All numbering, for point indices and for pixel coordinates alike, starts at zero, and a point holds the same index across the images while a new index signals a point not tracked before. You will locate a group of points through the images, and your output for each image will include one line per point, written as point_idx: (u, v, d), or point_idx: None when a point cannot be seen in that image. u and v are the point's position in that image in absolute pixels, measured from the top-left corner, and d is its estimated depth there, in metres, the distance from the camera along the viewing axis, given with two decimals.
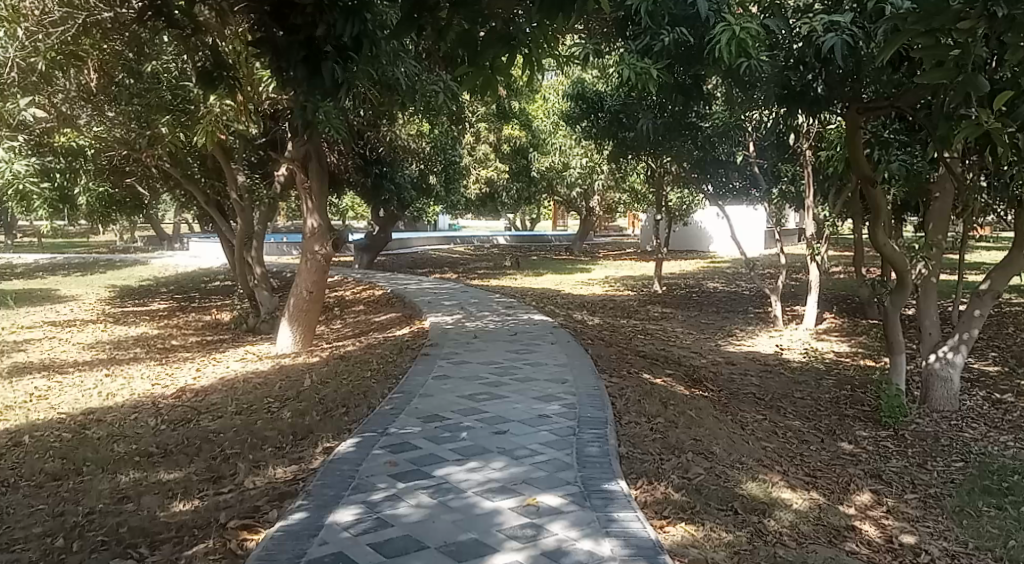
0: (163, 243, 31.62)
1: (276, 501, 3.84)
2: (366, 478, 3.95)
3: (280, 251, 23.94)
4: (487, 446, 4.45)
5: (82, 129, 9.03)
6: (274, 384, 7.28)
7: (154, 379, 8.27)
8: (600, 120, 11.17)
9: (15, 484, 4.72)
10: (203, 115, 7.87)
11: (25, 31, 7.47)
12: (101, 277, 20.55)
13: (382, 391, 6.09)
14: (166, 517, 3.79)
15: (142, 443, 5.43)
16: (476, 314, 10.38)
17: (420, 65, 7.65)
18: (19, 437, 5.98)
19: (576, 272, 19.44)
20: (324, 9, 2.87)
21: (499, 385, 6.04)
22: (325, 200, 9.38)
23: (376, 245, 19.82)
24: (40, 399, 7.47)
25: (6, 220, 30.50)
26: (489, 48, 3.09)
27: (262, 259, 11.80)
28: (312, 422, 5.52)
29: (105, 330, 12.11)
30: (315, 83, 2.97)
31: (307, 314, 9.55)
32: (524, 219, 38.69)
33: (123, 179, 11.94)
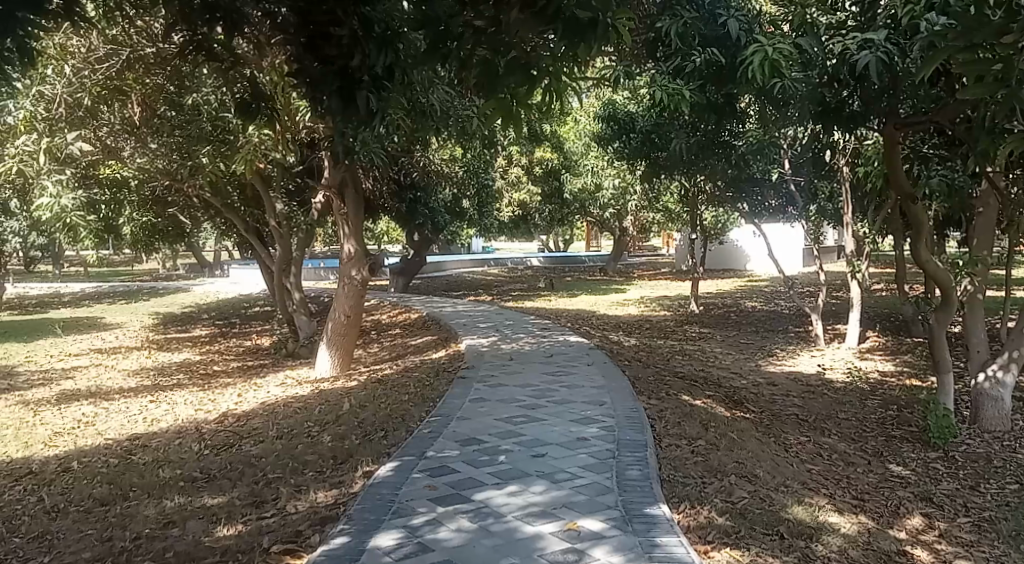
0: (203, 270, 32.28)
1: (318, 525, 3.88)
2: (407, 502, 3.96)
3: (318, 276, 24.30)
4: (526, 470, 4.44)
5: (126, 161, 9.37)
6: (314, 409, 7.36)
7: (198, 405, 8.39)
8: (631, 140, 11.21)
9: (65, 509, 4.82)
10: (242, 145, 8.02)
11: (72, 68, 7.89)
12: (145, 305, 20.95)
13: (420, 415, 6.11)
14: (211, 542, 3.83)
15: (187, 469, 5.52)
16: (511, 336, 10.39)
17: (453, 92, 7.80)
18: (68, 463, 6.12)
19: (611, 293, 19.34)
20: (359, 40, 3.07)
21: (536, 407, 6.02)
22: (361, 226, 9.44)
23: (411, 269, 19.99)
24: (87, 425, 7.62)
25: (54, 251, 31.54)
26: (509, 75, 3.30)
27: (300, 284, 11.98)
28: (352, 446, 5.56)
29: (150, 356, 12.36)
30: (349, 111, 3.17)
31: (345, 337, 9.65)
32: (557, 240, 38.76)
33: (166, 209, 11.89)
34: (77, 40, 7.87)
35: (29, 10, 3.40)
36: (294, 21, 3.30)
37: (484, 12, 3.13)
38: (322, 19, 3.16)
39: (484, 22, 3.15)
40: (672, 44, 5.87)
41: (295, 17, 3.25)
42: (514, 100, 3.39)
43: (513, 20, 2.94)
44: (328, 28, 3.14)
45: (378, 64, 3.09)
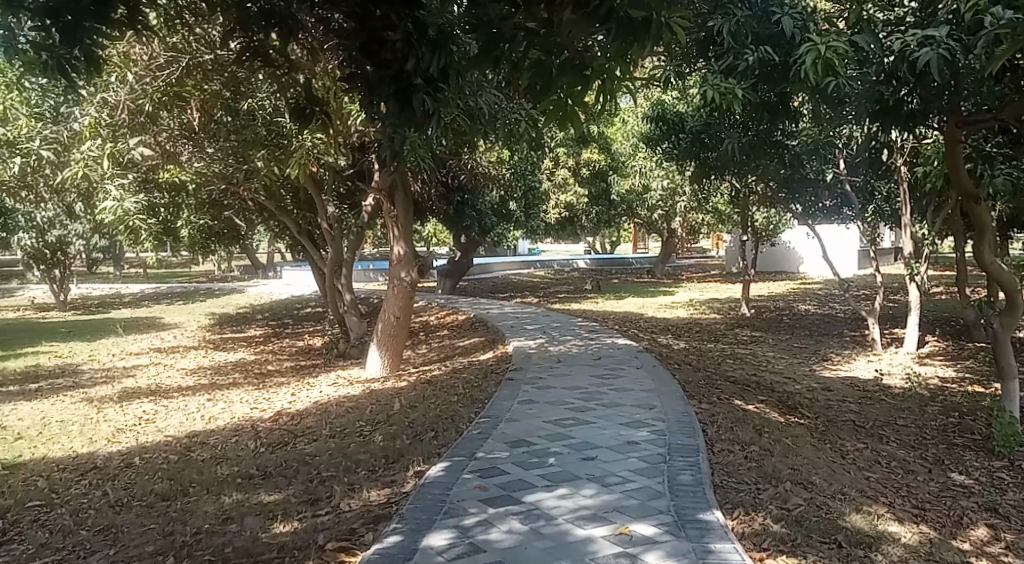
0: (257, 272, 33.00)
1: (371, 523, 3.94)
2: (458, 502, 3.99)
3: (366, 277, 24.63)
4: (577, 473, 4.43)
5: (184, 165, 9.50)
6: (365, 408, 7.46)
7: (253, 403, 8.59)
8: (680, 141, 11.11)
9: (128, 504, 4.98)
10: (296, 149, 8.18)
11: (135, 76, 8.14)
12: (201, 306, 21.49)
13: (469, 416, 6.15)
14: (268, 538, 3.93)
15: (243, 466, 5.65)
16: (559, 338, 10.39)
17: (503, 95, 7.83)
18: (131, 459, 6.32)
19: (660, 295, 19.16)
20: (414, 43, 3.11)
21: (586, 410, 6.00)
22: (410, 228, 9.52)
23: (458, 271, 20.11)
24: (148, 422, 7.86)
25: (115, 253, 32.57)
26: (562, 76, 3.30)
27: (351, 286, 12.16)
28: (403, 445, 5.63)
29: (207, 356, 12.69)
30: (406, 114, 3.23)
31: (394, 338, 9.76)
32: (604, 242, 38.60)
33: (222, 212, 12.23)
34: (139, 48, 8.10)
35: (97, 20, 3.66)
36: (352, 25, 3.39)
37: (537, 14, 3.15)
38: (378, 25, 3.23)
39: (537, 23, 3.16)
40: (724, 43, 5.74)
41: (353, 21, 3.34)
42: (569, 99, 3.49)
43: (566, 19, 3.02)
44: (383, 33, 3.21)
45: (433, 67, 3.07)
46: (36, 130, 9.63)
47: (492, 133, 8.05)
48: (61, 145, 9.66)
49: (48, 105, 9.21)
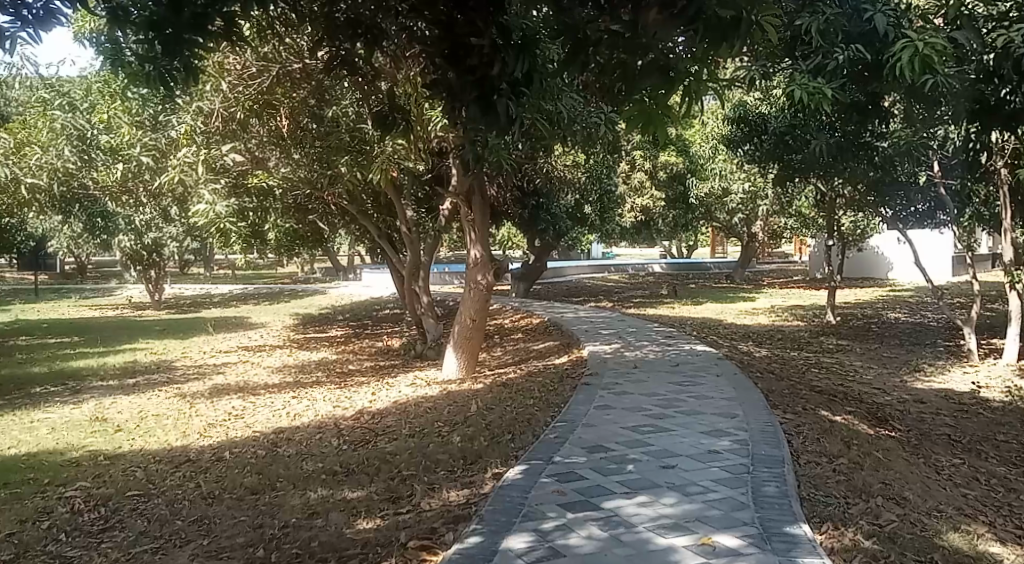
0: (338, 274, 33.91)
1: (451, 523, 4.01)
2: (537, 506, 4.00)
3: (442, 280, 24.98)
4: (657, 481, 4.37)
5: (272, 170, 9.72)
6: (443, 409, 7.56)
7: (335, 401, 8.83)
8: (764, 143, 10.86)
9: (220, 496, 5.19)
10: (378, 155, 8.38)
11: (229, 85, 8.53)
12: (285, 306, 22.21)
13: (546, 420, 6.16)
14: (353, 534, 4.05)
15: (328, 462, 5.82)
16: (635, 343, 10.28)
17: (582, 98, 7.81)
18: (222, 453, 6.59)
19: (740, 301, 18.72)
20: (499, 48, 3.20)
21: (664, 417, 5.93)
22: (487, 232, 9.58)
23: (533, 275, 20.14)
24: (237, 417, 8.18)
25: (205, 255, 34.03)
26: (646, 77, 3.31)
27: (429, 288, 12.34)
28: (481, 447, 5.68)
29: (291, 355, 13.12)
30: (490, 118, 3.30)
31: (470, 340, 9.85)
32: (681, 246, 38.05)
33: (306, 216, 12.63)
34: (233, 59, 8.46)
35: (195, 32, 3.86)
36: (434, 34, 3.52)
37: (622, 18, 3.09)
38: (463, 31, 3.30)
39: (621, 27, 3.11)
40: (813, 41, 5.67)
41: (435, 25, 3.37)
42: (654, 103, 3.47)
43: (650, 21, 2.91)
44: (466, 40, 3.29)
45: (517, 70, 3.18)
46: (138, 139, 10.19)
47: (571, 136, 8.05)
48: (159, 152, 10.16)
49: (147, 114, 9.70)
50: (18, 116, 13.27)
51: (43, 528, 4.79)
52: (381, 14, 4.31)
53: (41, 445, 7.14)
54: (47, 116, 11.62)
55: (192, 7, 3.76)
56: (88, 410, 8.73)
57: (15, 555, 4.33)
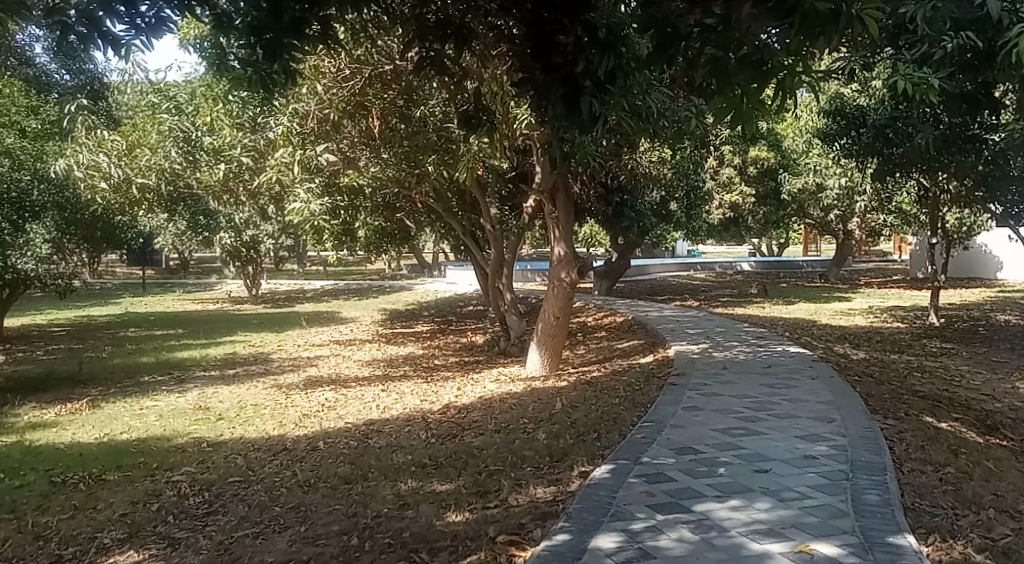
0: (423, 271, 34.52)
1: (539, 520, 4.03)
2: (625, 506, 3.97)
3: (525, 277, 25.07)
4: (749, 485, 4.26)
5: (362, 169, 9.86)
6: (529, 406, 7.59)
7: (422, 395, 9.00)
8: (862, 136, 10.42)
9: (316, 484, 5.37)
10: (463, 153, 8.46)
11: (324, 87, 8.82)
12: (373, 302, 22.76)
13: (633, 420, 6.10)
14: (443, 526, 4.13)
15: (417, 455, 5.93)
16: (725, 343, 10.05)
17: (671, 93, 7.69)
18: (315, 442, 6.81)
19: (835, 301, 18.03)
20: (584, 47, 3.44)
21: (756, 420, 5.78)
22: (572, 229, 9.54)
23: (617, 273, 19.98)
24: (329, 408, 8.45)
25: (298, 252, 35.27)
26: (739, 72, 3.18)
27: (512, 285, 12.38)
28: (567, 444, 5.68)
29: (380, 349, 13.44)
30: (573, 115, 3.56)
31: (554, 338, 9.85)
32: (771, 244, 36.95)
33: (394, 214, 12.92)
34: (328, 61, 8.73)
35: (294, 36, 4.09)
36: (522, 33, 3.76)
37: (715, 11, 3.05)
38: (550, 29, 3.56)
39: (714, 20, 3.07)
40: (918, 30, 5.46)
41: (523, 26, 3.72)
42: (745, 98, 3.34)
43: (744, 15, 2.83)
44: (554, 37, 3.53)
45: (600, 68, 3.40)
46: (239, 140, 10.66)
47: (660, 132, 7.93)
48: (257, 153, 10.58)
49: (247, 116, 10.13)
50: (130, 119, 14.02)
51: (154, 510, 5.08)
52: (470, 14, 4.64)
53: (150, 431, 7.55)
54: (156, 119, 12.26)
55: (292, 11, 4.01)
56: (192, 398, 9.18)
57: (129, 535, 4.61)
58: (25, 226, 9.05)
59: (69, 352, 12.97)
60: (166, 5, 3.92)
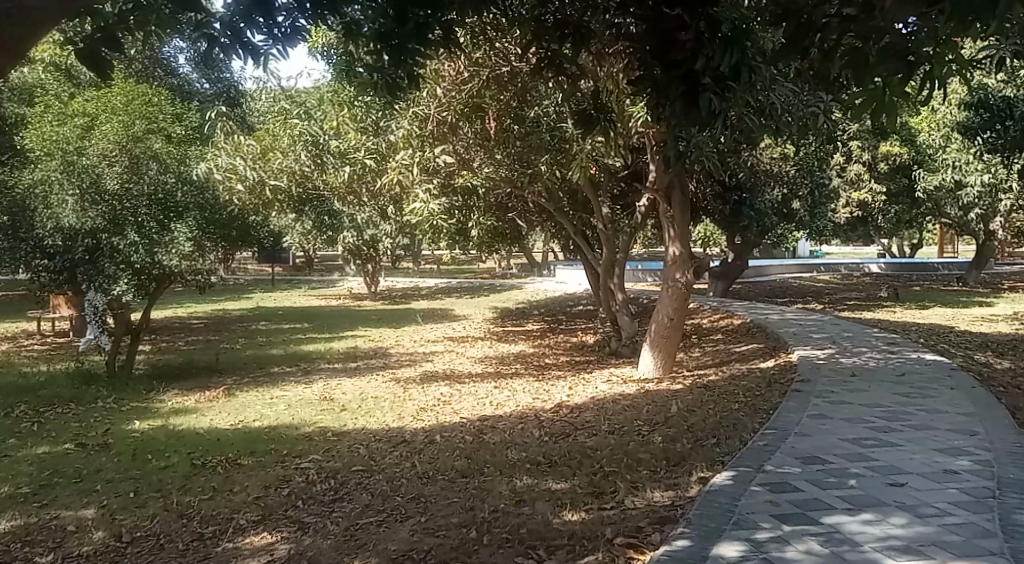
0: (534, 270, 34.76)
1: (658, 524, 3.98)
2: (747, 514, 3.85)
3: (637, 277, 24.76)
4: (883, 499, 4.04)
5: (476, 170, 9.97)
6: (643, 407, 7.50)
7: (535, 393, 9.07)
8: (1009, 130, 9.51)
9: (434, 476, 5.51)
10: (577, 153, 8.41)
11: (443, 90, 9.02)
12: (485, 300, 23.12)
13: (754, 426, 5.92)
14: (559, 524, 4.15)
15: (532, 452, 5.98)
16: (852, 349, 9.57)
17: (797, 87, 7.40)
18: (433, 435, 7.00)
19: (975, 306, 16.81)
20: (704, 43, 3.44)
21: (889, 431, 5.47)
22: (688, 228, 9.33)
23: (733, 273, 19.43)
24: (445, 403, 8.66)
25: (414, 251, 36.30)
26: (884, 64, 2.98)
27: (624, 285, 12.23)
28: (685, 449, 5.57)
29: (492, 346, 13.64)
30: (693, 113, 3.50)
31: (668, 339, 9.67)
32: (902, 244, 34.87)
33: (507, 214, 13.07)
34: (448, 65, 8.94)
35: (418, 42, 4.28)
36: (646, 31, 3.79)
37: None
38: (671, 26, 3.61)
39: (855, 9, 2.98)
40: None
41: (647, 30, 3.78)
42: (888, 91, 3.21)
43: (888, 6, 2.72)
44: (675, 34, 3.58)
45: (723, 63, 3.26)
46: (363, 144, 11.08)
47: (785, 128, 7.64)
48: (379, 155, 10.96)
49: (370, 120, 10.53)
50: (263, 124, 14.85)
51: (285, 494, 5.35)
52: (588, 11, 4.73)
53: (280, 419, 7.97)
54: (287, 124, 12.93)
55: (416, 18, 4.21)
56: (317, 389, 9.64)
57: (263, 517, 4.88)
58: (171, 225, 9.77)
59: (207, 343, 13.91)
60: (301, 16, 4.11)
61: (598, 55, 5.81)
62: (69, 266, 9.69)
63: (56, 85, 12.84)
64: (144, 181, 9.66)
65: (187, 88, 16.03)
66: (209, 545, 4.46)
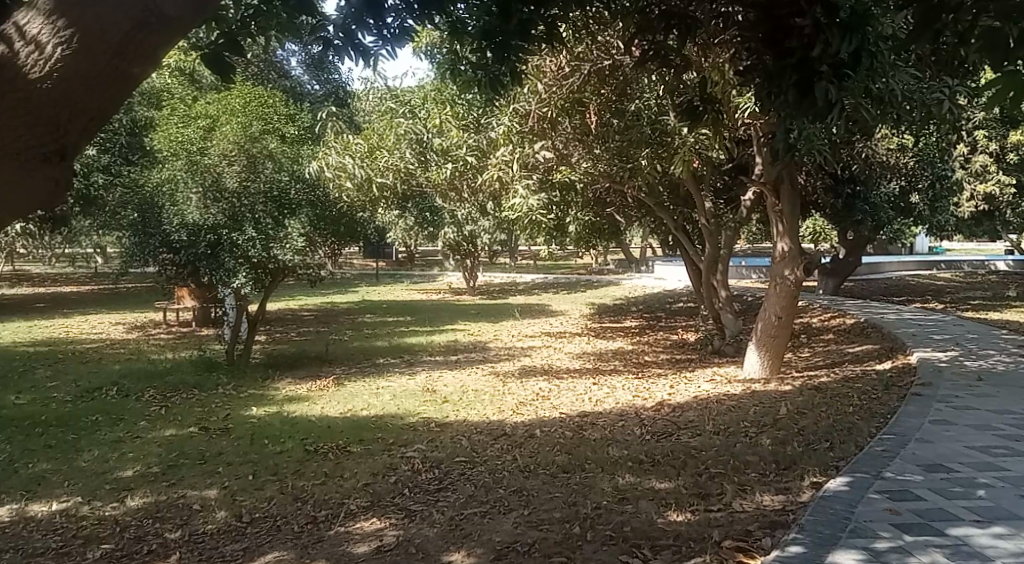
0: (632, 266, 34.39)
1: (768, 529, 3.86)
2: (865, 522, 3.68)
3: (740, 274, 24.06)
4: (1017, 513, 3.77)
5: (575, 166, 9.98)
6: (748, 408, 7.29)
7: (635, 391, 8.96)
8: None
9: (536, 470, 5.54)
10: (680, 146, 8.24)
11: (544, 86, 9.03)
12: (583, 296, 23.04)
13: (870, 431, 5.65)
14: (663, 524, 4.09)
15: (633, 450, 5.92)
16: (978, 352, 8.98)
17: (920, 73, 6.98)
18: (532, 430, 7.04)
19: None
20: (823, 28, 3.28)
21: (1022, 440, 5.10)
22: (797, 223, 8.98)
23: (843, 271, 18.61)
24: (544, 398, 8.69)
25: (512, 246, 36.57)
26: None
27: (728, 282, 11.91)
28: (794, 452, 5.38)
29: (590, 343, 13.57)
30: (805, 104, 3.37)
31: (775, 338, 9.36)
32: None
33: (605, 209, 12.97)
34: (549, 61, 8.94)
35: (521, 38, 4.35)
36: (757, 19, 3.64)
37: None
38: (785, 12, 3.45)
39: None
40: None
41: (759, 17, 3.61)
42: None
43: None
44: (790, 20, 3.42)
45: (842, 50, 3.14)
46: (464, 141, 11.25)
47: (905, 117, 7.23)
48: (480, 151, 11.10)
49: (472, 117, 10.67)
50: (369, 123, 15.31)
51: (392, 482, 5.51)
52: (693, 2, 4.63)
53: (385, 409, 8.21)
54: (392, 122, 13.28)
55: (520, 14, 4.27)
56: (420, 381, 9.88)
57: (371, 503, 5.04)
58: (285, 222, 10.23)
59: (316, 334, 14.48)
60: (409, 16, 4.21)
61: (704, 45, 5.68)
62: (192, 260, 10.13)
63: (181, 89, 13.66)
64: (260, 180, 10.15)
65: (299, 90, 16.72)
66: (322, 528, 4.65)
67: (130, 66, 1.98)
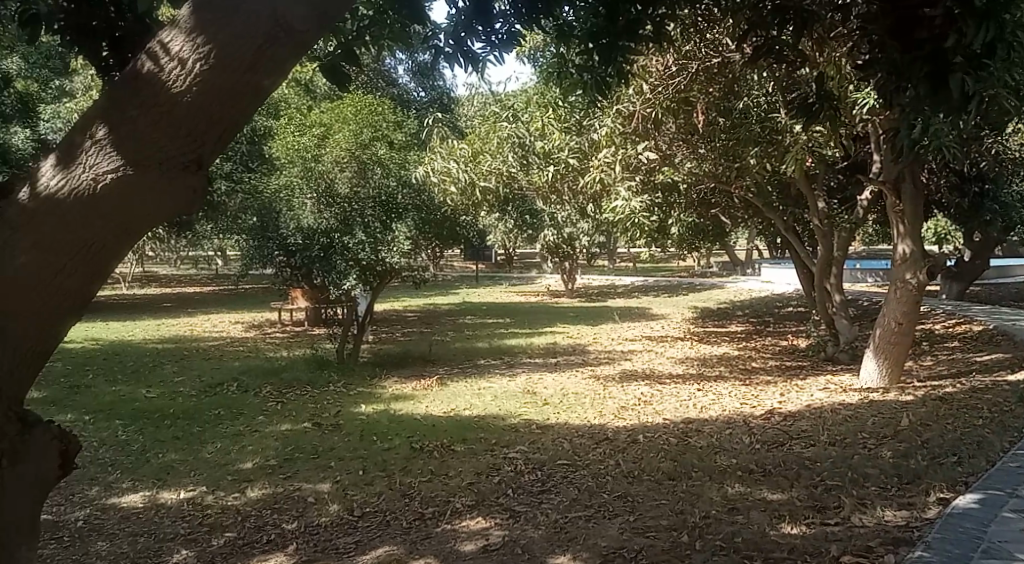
0: (737, 269, 33.42)
1: (892, 546, 3.67)
2: (1000, 543, 3.45)
3: (854, 277, 22.94)
4: None
5: (677, 167, 9.90)
6: (865, 418, 6.95)
7: (742, 398, 8.70)
8: None
9: (641, 476, 5.46)
10: (791, 145, 7.95)
11: (648, 86, 8.92)
12: (685, 299, 22.57)
13: (1004, 446, 5.27)
14: (777, 536, 3.95)
15: (742, 459, 5.75)
16: None
17: None
18: (635, 435, 6.95)
19: None
20: (955, 19, 3.08)
21: None
22: (920, 224, 8.48)
23: (969, 274, 17.46)
24: (646, 403, 8.57)
25: (612, 249, 36.25)
26: None
27: (841, 286, 11.41)
28: (918, 466, 5.09)
29: (693, 347, 13.28)
30: (938, 96, 3.24)
31: (895, 346, 8.88)
32: None
33: (710, 211, 12.67)
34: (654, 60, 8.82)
35: (629, 38, 4.32)
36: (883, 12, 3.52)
37: None
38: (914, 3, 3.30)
39: None
40: None
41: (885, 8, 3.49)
42: None
43: None
44: (919, 11, 3.28)
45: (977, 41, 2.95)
46: (566, 143, 11.24)
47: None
48: (581, 153, 11.08)
49: (574, 119, 10.66)
50: (472, 127, 15.54)
51: (496, 482, 5.57)
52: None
53: (487, 410, 8.30)
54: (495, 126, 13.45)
55: (627, 14, 4.24)
56: (522, 382, 9.94)
57: (476, 502, 5.11)
58: (392, 225, 10.52)
59: (420, 335, 14.81)
60: (517, 21, 4.29)
61: (819, 40, 5.47)
62: (307, 263, 10.45)
63: (296, 99, 14.30)
64: (369, 185, 10.49)
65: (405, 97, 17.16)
66: (430, 525, 4.75)
67: (261, 78, 2.08)
